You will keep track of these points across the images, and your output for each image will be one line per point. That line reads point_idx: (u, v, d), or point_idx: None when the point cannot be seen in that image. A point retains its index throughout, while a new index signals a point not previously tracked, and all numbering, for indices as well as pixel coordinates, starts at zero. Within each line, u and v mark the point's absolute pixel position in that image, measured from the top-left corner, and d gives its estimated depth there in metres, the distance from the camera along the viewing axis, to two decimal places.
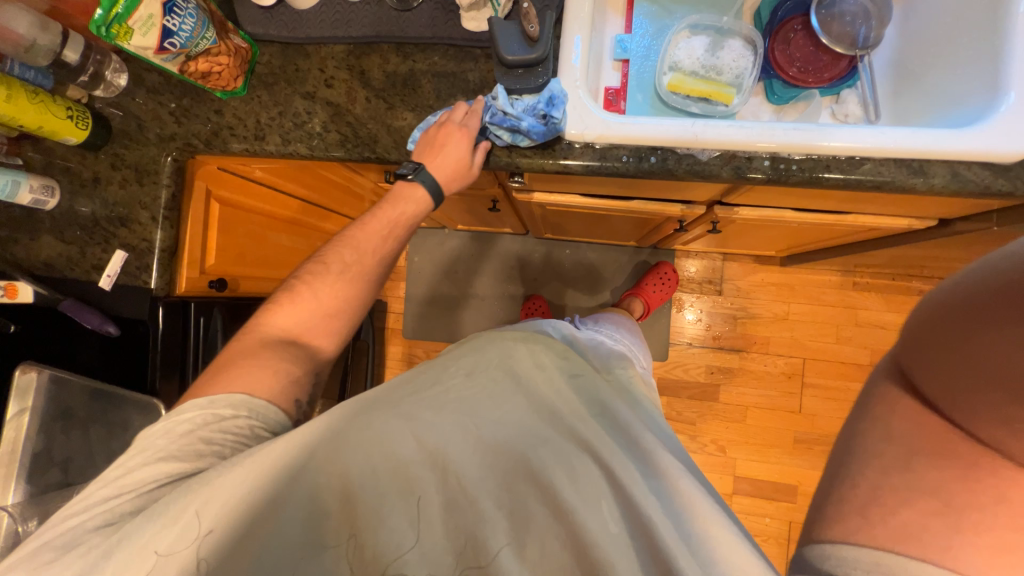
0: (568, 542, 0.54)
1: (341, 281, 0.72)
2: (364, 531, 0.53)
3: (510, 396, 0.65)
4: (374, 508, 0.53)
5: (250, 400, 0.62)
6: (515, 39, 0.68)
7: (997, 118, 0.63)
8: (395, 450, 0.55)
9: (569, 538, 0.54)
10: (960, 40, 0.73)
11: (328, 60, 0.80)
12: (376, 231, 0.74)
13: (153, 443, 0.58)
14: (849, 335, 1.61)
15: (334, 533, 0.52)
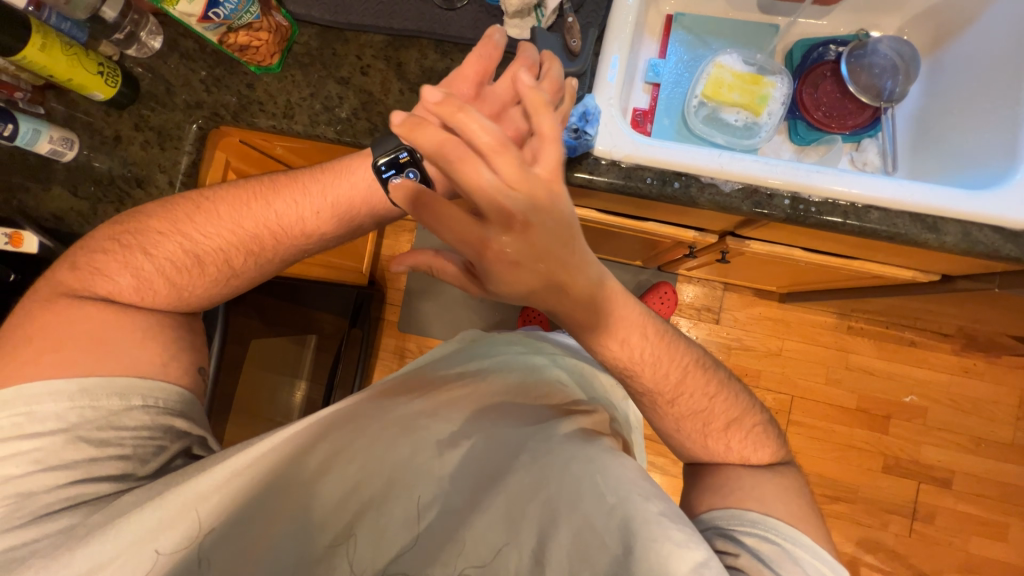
0: (562, 527, 0.58)
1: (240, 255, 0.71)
2: (378, 525, 0.60)
3: (499, 413, 0.73)
4: (382, 505, 0.61)
5: (140, 387, 0.62)
6: (556, 51, 0.69)
7: (1012, 186, 0.66)
8: (393, 453, 0.63)
9: (563, 526, 0.58)
10: (985, 105, 0.74)
11: (366, 48, 0.80)
12: (301, 216, 0.72)
13: (10, 442, 0.55)
14: (838, 377, 1.63)
15: (348, 530, 0.59)
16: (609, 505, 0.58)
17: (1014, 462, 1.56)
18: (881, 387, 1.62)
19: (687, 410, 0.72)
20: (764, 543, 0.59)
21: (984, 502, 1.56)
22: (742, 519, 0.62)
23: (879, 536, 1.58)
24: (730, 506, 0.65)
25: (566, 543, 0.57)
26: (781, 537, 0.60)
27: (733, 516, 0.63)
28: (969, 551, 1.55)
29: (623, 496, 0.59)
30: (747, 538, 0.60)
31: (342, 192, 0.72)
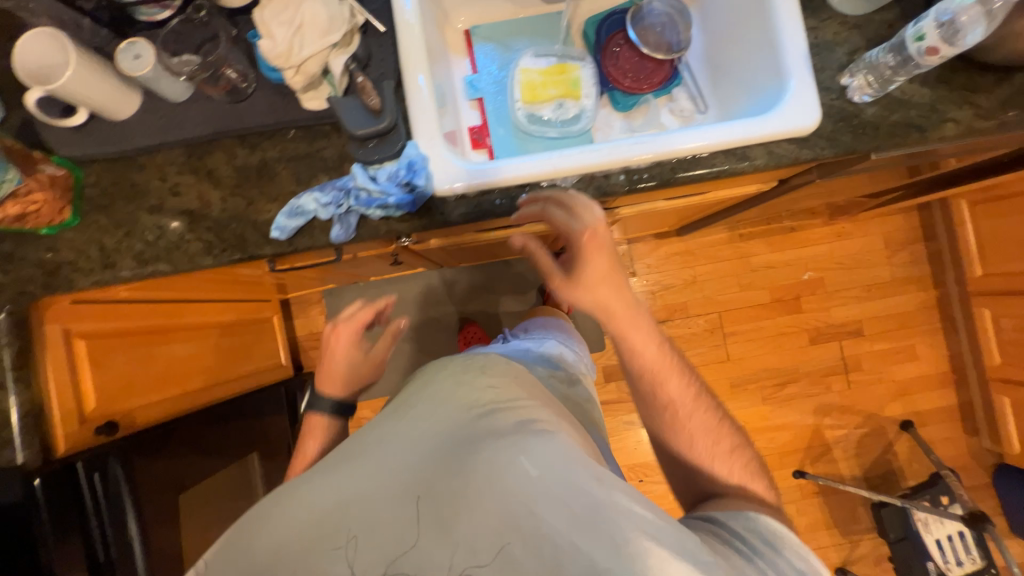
0: (488, 527, 0.50)
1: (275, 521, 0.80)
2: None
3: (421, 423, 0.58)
4: None
5: None
6: (358, 113, 0.67)
7: (789, 97, 0.73)
8: (310, 500, 0.53)
9: (495, 523, 0.50)
10: (744, 28, 0.83)
11: (167, 167, 0.74)
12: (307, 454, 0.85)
13: None
14: (749, 280, 1.80)
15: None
16: (534, 482, 0.51)
17: (900, 293, 1.81)
18: (784, 274, 1.80)
19: (701, 426, 0.68)
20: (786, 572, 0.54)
21: (892, 335, 1.81)
22: (762, 533, 0.57)
23: (828, 399, 1.79)
24: (754, 516, 0.58)
25: (501, 542, 0.49)
26: (810, 570, 0.55)
27: (754, 528, 0.57)
28: (897, 379, 1.80)
29: (551, 470, 0.51)
30: (769, 558, 0.54)
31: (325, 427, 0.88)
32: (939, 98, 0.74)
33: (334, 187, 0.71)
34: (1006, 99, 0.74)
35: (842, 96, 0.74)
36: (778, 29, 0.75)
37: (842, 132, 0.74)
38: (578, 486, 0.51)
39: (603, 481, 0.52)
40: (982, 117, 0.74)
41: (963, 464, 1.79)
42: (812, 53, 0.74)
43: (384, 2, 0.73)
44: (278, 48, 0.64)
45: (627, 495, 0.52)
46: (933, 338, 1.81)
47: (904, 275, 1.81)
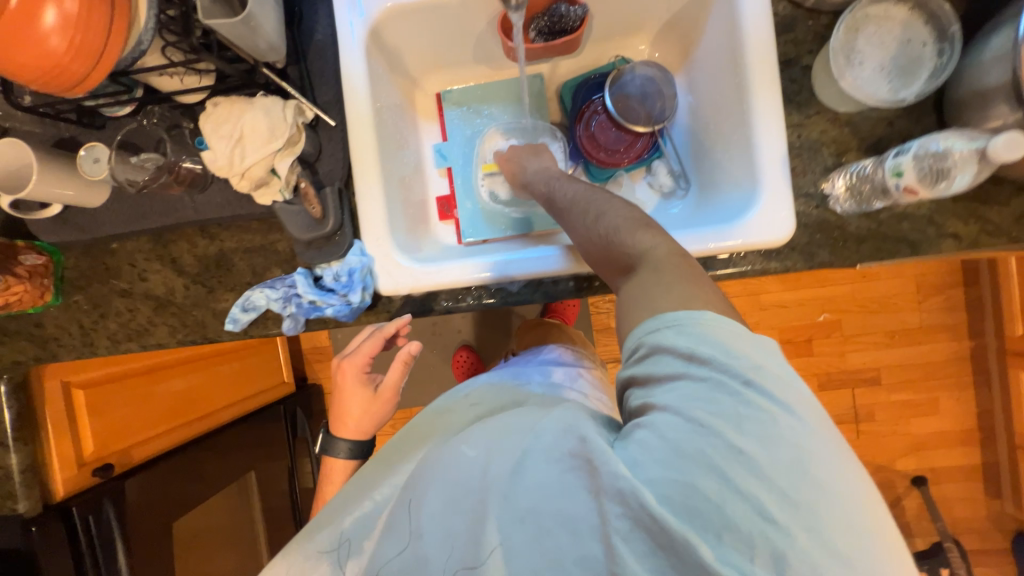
0: (444, 500, 0.56)
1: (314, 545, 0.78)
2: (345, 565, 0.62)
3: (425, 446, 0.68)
4: None
5: None
6: (301, 217, 0.69)
7: (760, 205, 0.67)
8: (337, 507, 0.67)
9: (446, 496, 0.56)
10: (725, 109, 0.75)
11: (136, 253, 0.78)
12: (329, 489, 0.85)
13: None
14: (756, 320, 1.69)
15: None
16: (469, 460, 0.57)
17: (929, 342, 1.66)
18: (797, 314, 1.69)
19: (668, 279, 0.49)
20: (694, 368, 0.43)
21: (913, 386, 1.67)
22: (660, 337, 0.45)
23: None
24: (666, 306, 0.46)
25: (453, 512, 0.54)
26: (729, 350, 0.43)
27: (660, 325, 0.45)
28: (913, 432, 1.68)
29: (478, 449, 0.57)
30: (674, 349, 0.44)
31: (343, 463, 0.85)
32: (939, 209, 0.65)
33: (283, 285, 0.72)
34: (1021, 215, 0.64)
35: (823, 204, 0.67)
36: (754, 125, 0.67)
37: (819, 243, 0.67)
38: (501, 457, 0.53)
39: (524, 445, 0.52)
40: (989, 233, 0.65)
41: (978, 526, 1.68)
42: (792, 154, 0.67)
43: (336, 94, 0.72)
44: (219, 161, 0.64)
45: (529, 457, 0.50)
46: (961, 392, 1.66)
47: (935, 322, 1.65)
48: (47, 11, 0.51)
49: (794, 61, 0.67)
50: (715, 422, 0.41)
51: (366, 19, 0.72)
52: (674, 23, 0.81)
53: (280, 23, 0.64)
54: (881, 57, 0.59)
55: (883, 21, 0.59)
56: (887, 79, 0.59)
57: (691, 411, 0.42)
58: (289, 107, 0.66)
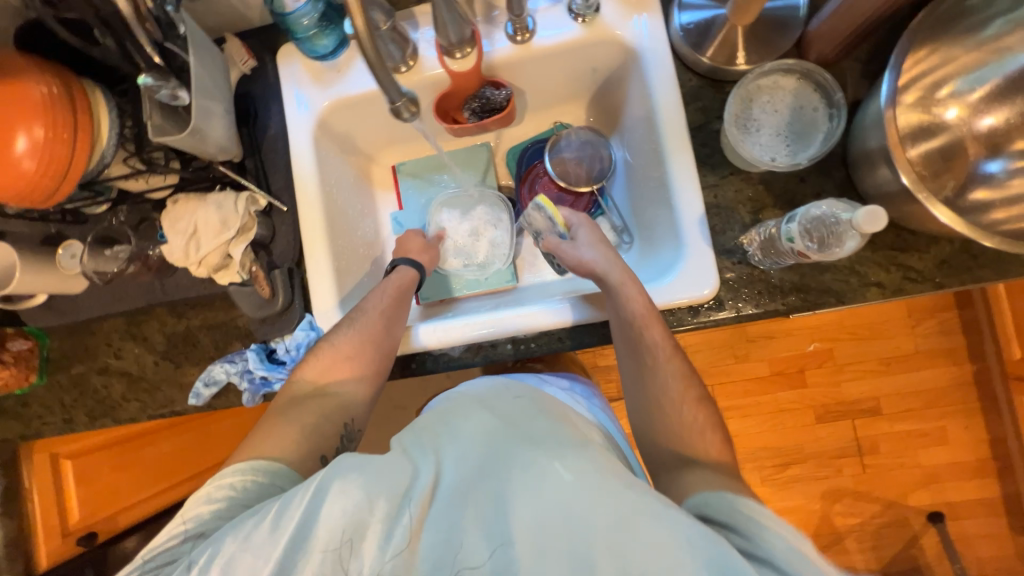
0: (531, 512, 0.49)
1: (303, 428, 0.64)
2: (372, 546, 0.49)
3: (489, 424, 0.59)
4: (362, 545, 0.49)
5: None
6: (252, 298, 0.75)
7: (684, 264, 0.69)
8: (369, 474, 0.52)
9: (534, 515, 0.49)
10: (651, 171, 0.79)
11: (112, 333, 0.84)
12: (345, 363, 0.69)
13: None
14: (745, 352, 1.65)
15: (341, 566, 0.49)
16: (569, 484, 0.50)
17: (927, 367, 1.60)
18: (787, 346, 1.64)
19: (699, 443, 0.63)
20: (793, 555, 0.44)
21: (916, 415, 1.60)
22: (747, 513, 0.49)
23: (840, 483, 1.61)
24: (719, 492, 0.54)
25: (544, 534, 0.48)
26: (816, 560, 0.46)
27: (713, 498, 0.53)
28: (922, 465, 1.59)
29: (585, 474, 0.51)
30: (759, 530, 0.47)
31: (358, 340, 0.70)
32: (860, 259, 0.66)
33: (240, 359, 0.77)
34: (942, 261, 0.65)
35: (745, 259, 0.69)
36: (672, 188, 0.70)
37: (745, 296, 0.69)
38: (615, 493, 0.49)
39: (645, 494, 0.49)
40: (913, 279, 0.66)
41: (1007, 565, 1.56)
42: (711, 213, 0.70)
43: (287, 181, 0.79)
44: (176, 252, 0.71)
45: (661, 511, 0.47)
46: (968, 420, 1.59)
47: (930, 347, 1.60)
48: (18, 137, 0.57)
49: (703, 126, 0.71)
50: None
51: (312, 112, 0.79)
52: (600, 92, 0.87)
53: (230, 126, 0.72)
54: (775, 123, 0.64)
55: (774, 91, 0.64)
56: (783, 142, 0.64)
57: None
58: (241, 200, 0.73)
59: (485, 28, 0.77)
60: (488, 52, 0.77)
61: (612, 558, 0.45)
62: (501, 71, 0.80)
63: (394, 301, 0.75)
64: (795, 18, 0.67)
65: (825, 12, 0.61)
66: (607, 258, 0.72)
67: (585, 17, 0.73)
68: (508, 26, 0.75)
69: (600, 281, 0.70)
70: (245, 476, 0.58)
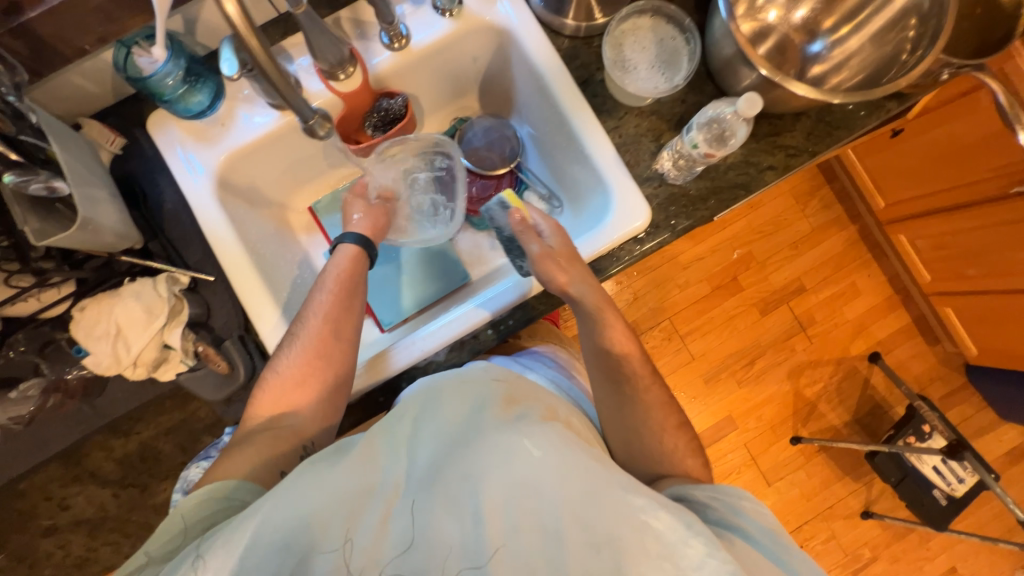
0: (506, 491, 0.53)
1: (290, 393, 0.67)
2: (347, 537, 0.53)
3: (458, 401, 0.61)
4: (347, 530, 0.53)
5: None
6: (210, 380, 0.69)
7: (615, 202, 0.75)
8: (343, 473, 0.54)
9: (507, 498, 0.53)
10: (556, 135, 0.84)
11: (50, 482, 0.70)
12: (316, 315, 0.70)
13: None
14: (684, 279, 1.80)
15: (314, 559, 0.52)
16: (539, 461, 0.54)
17: (825, 239, 1.86)
18: (716, 261, 1.81)
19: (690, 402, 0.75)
20: (763, 531, 0.58)
21: (831, 280, 1.85)
22: (728, 501, 0.61)
23: (796, 359, 1.81)
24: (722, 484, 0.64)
25: (516, 513, 0.53)
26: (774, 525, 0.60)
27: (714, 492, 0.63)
28: (850, 319, 1.85)
29: (553, 452, 0.55)
30: (736, 514, 0.59)
31: (329, 284, 0.72)
32: (750, 150, 0.77)
33: (216, 451, 0.70)
34: (809, 133, 0.77)
35: (663, 181, 0.76)
36: (582, 141, 0.76)
37: (674, 213, 0.76)
38: (581, 468, 0.54)
39: (608, 470, 0.55)
40: (794, 154, 0.77)
41: (937, 374, 1.84)
42: (622, 151, 0.77)
43: (205, 250, 0.73)
44: (104, 362, 0.63)
45: (627, 486, 0.54)
46: (868, 270, 1.86)
47: (821, 223, 1.86)
48: None
49: (589, 79, 0.78)
50: (783, 553, 0.56)
51: (207, 173, 0.74)
52: (488, 79, 0.91)
53: (122, 209, 0.65)
54: (648, 58, 0.72)
55: (636, 31, 0.72)
56: (659, 72, 0.72)
57: (759, 542, 0.57)
58: (161, 282, 0.67)
59: (362, 43, 0.77)
60: (372, 65, 0.77)
61: (578, 525, 0.52)
62: (390, 81, 0.81)
63: (350, 265, 0.74)
64: None
65: None
66: (578, 272, 0.72)
67: (452, 11, 0.77)
68: (382, 36, 0.76)
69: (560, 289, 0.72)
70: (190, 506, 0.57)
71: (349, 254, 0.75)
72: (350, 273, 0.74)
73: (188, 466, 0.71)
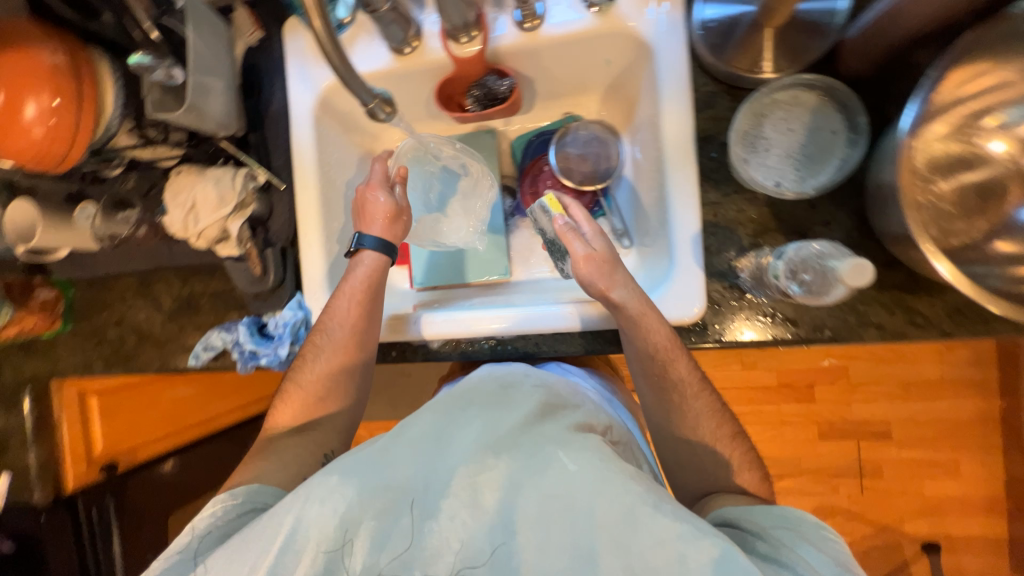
0: (536, 500, 0.51)
1: (310, 393, 0.75)
2: (377, 535, 0.51)
3: (493, 411, 0.60)
4: (378, 527, 0.52)
5: None
6: (247, 273, 0.79)
7: (672, 281, 0.67)
8: (374, 459, 0.55)
9: (538, 508, 0.51)
10: (653, 178, 0.75)
11: (127, 291, 0.89)
12: (336, 314, 0.73)
13: None
14: (752, 360, 1.58)
15: (342, 552, 0.51)
16: (574, 476, 0.52)
17: (950, 397, 1.51)
18: (800, 358, 1.57)
19: None
20: (826, 567, 0.50)
21: (930, 444, 1.53)
22: (788, 528, 0.54)
23: (834, 501, 1.58)
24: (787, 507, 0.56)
25: (547, 529, 0.50)
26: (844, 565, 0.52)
27: (778, 514, 0.56)
28: (927, 495, 1.53)
29: (590, 465, 0.52)
30: (794, 545, 0.52)
31: (354, 285, 0.74)
32: (861, 297, 0.62)
33: (235, 329, 0.80)
34: (955, 309, 0.60)
35: (735, 285, 0.65)
36: (668, 203, 0.67)
37: (731, 323, 0.66)
38: (620, 486, 0.51)
39: (648, 490, 0.51)
40: (919, 325, 0.61)
41: None
42: (707, 233, 0.66)
43: (287, 159, 0.79)
44: (176, 225, 0.74)
45: (664, 508, 0.49)
46: (984, 454, 1.51)
47: (957, 378, 1.50)
48: (27, 105, 0.59)
49: (712, 137, 0.66)
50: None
51: (314, 90, 0.79)
52: (614, 87, 0.81)
53: (232, 102, 0.72)
54: (787, 145, 0.58)
55: (791, 107, 0.58)
56: (792, 165, 0.58)
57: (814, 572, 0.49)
58: (238, 176, 0.74)
59: (493, 11, 0.72)
60: (495, 37, 0.73)
61: (615, 546, 0.48)
62: (507, 58, 0.75)
63: (373, 269, 0.75)
64: (831, 21, 0.60)
65: (862, 23, 0.56)
66: (629, 289, 0.65)
67: (598, 6, 0.68)
68: (516, 11, 0.71)
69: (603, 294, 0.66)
70: (224, 502, 0.63)
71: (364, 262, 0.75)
72: (373, 279, 0.75)
73: (213, 328, 0.84)
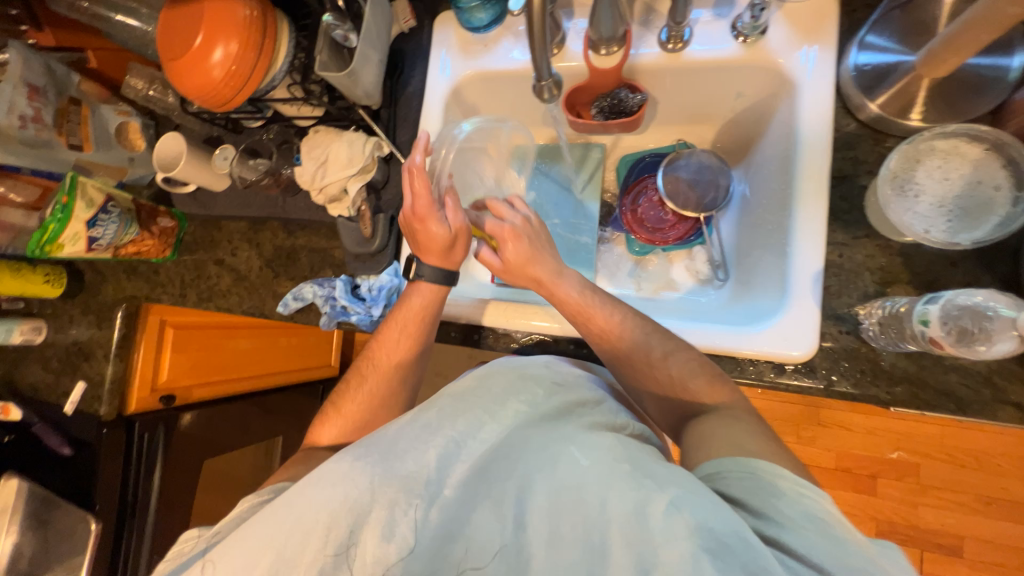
0: (548, 497, 0.50)
1: (355, 410, 0.77)
2: (386, 524, 0.50)
3: (503, 399, 0.60)
4: (388, 519, 0.51)
5: None
6: (355, 234, 0.82)
7: (784, 316, 0.64)
8: (387, 440, 0.56)
9: (549, 499, 0.50)
10: (772, 213, 0.73)
11: (234, 234, 0.95)
12: (391, 336, 0.76)
13: None
14: (811, 435, 1.47)
15: (352, 540, 0.50)
16: (585, 470, 0.50)
17: None
18: (867, 446, 1.44)
19: None
20: (805, 518, 0.43)
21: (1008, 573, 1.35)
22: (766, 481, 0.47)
23: None
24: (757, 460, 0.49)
25: (559, 520, 0.48)
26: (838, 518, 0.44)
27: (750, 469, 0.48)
28: None
29: (602, 461, 0.50)
30: (771, 498, 0.45)
31: (404, 314, 0.75)
32: (1000, 369, 0.57)
33: (328, 285, 0.84)
34: None
35: (855, 330, 0.62)
36: (792, 237, 0.65)
37: (844, 370, 0.62)
38: (630, 480, 0.47)
39: (667, 482, 0.46)
40: None
41: None
42: (830, 272, 0.64)
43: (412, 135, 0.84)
44: (305, 176, 0.78)
45: (676, 501, 0.44)
46: None
47: None
48: (217, 49, 0.67)
49: (848, 177, 0.65)
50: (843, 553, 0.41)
51: (451, 79, 0.84)
52: (737, 121, 0.82)
53: (381, 75, 0.78)
54: (941, 192, 0.56)
55: (950, 156, 0.56)
56: (945, 216, 0.56)
57: (822, 547, 0.41)
58: (369, 142, 0.79)
59: (639, 30, 0.76)
60: (637, 54, 0.75)
61: (628, 546, 0.44)
62: (641, 76, 0.78)
63: (423, 307, 0.74)
64: (1000, 81, 0.59)
65: None
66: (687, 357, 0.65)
67: (748, 37, 0.69)
68: (663, 32, 0.73)
69: (537, 260, 0.70)
70: (250, 502, 0.59)
71: (418, 295, 0.74)
72: (422, 313, 0.74)
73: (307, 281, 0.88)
